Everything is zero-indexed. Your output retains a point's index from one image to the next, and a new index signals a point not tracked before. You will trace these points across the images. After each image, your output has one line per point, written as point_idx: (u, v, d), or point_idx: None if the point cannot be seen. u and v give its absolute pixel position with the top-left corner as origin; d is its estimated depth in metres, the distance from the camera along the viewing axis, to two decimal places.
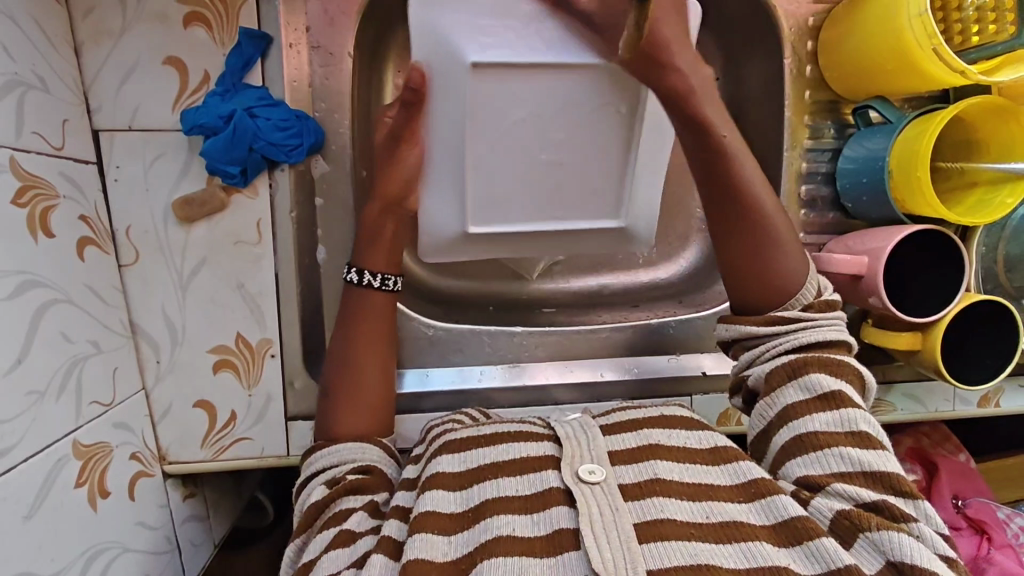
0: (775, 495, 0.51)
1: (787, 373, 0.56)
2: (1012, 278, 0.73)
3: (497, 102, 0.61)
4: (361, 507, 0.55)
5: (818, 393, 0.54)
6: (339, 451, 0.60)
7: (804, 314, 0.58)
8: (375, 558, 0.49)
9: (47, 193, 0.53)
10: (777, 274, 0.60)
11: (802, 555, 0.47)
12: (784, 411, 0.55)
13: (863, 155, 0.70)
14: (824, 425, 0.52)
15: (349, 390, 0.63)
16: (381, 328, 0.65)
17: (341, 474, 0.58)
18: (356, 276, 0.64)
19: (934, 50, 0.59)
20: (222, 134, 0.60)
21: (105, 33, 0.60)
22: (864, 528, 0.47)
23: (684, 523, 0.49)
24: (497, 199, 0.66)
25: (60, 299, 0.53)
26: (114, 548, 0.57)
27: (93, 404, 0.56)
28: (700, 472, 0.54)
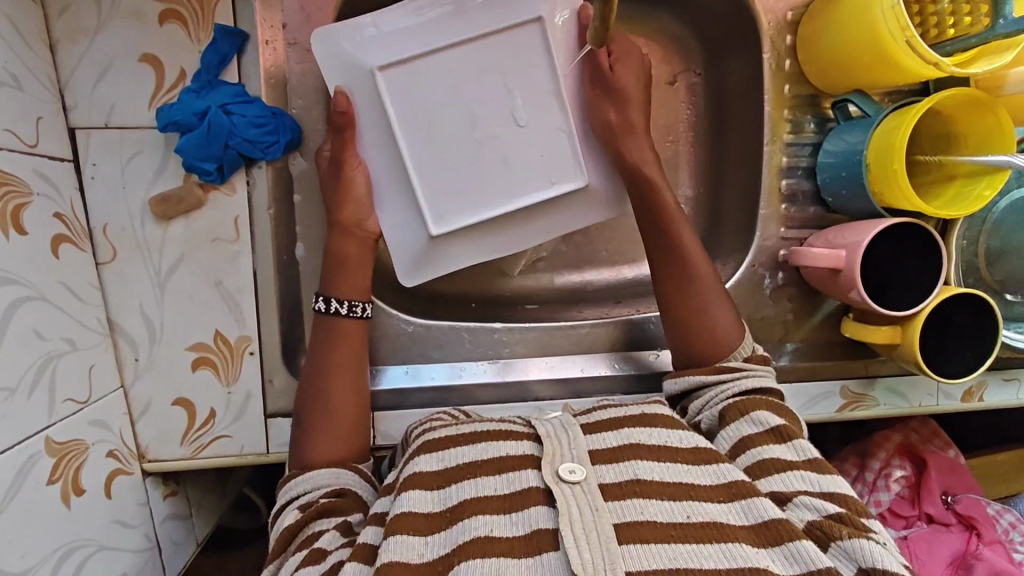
0: (756, 498, 0.51)
1: (740, 408, 0.58)
2: (993, 271, 0.73)
3: (420, 100, 0.64)
4: (332, 527, 0.55)
5: (769, 427, 0.57)
6: (313, 477, 0.59)
7: (746, 364, 0.62)
8: (348, 567, 0.49)
9: (20, 190, 0.53)
10: (714, 328, 0.64)
11: (780, 555, 0.47)
12: (739, 442, 0.57)
13: (842, 149, 0.70)
14: (780, 453, 0.55)
15: (324, 410, 0.62)
16: (351, 357, 0.64)
17: (314, 498, 0.58)
18: (323, 304, 0.64)
19: (907, 42, 0.60)
20: (197, 131, 0.61)
21: (80, 31, 0.60)
22: (835, 536, 0.48)
23: (664, 524, 0.49)
24: (455, 194, 0.66)
25: (33, 296, 0.53)
26: (89, 545, 0.57)
27: (67, 400, 0.56)
28: (680, 471, 0.54)
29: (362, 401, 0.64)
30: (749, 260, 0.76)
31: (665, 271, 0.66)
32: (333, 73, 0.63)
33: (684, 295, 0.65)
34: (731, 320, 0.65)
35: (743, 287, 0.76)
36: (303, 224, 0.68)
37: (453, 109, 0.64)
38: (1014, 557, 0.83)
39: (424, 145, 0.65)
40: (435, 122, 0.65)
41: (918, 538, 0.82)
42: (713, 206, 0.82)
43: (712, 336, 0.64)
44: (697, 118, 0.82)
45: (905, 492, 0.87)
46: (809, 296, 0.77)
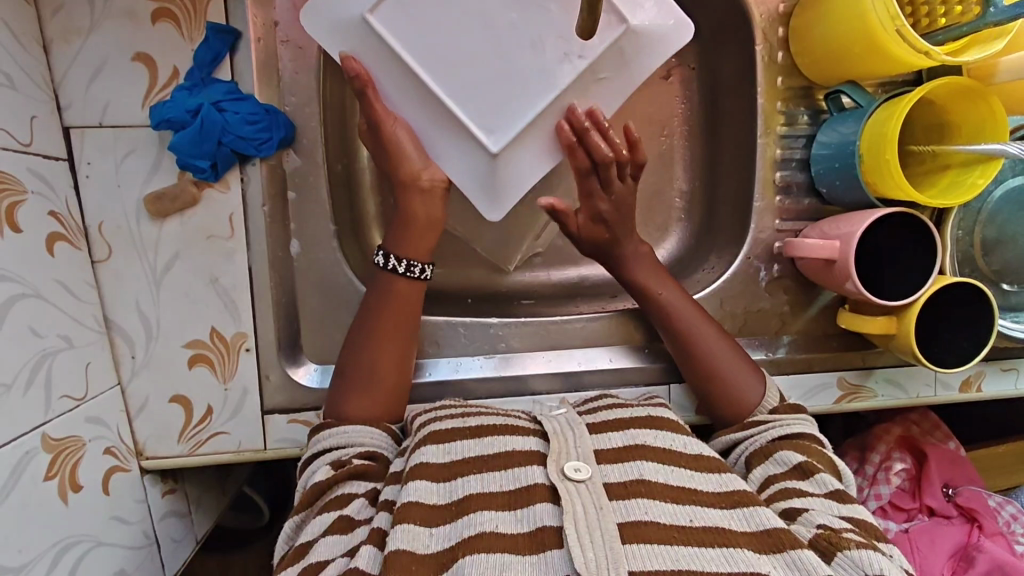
0: (756, 507, 0.51)
1: (763, 453, 0.60)
2: (989, 261, 0.73)
3: (418, 41, 0.57)
4: (362, 494, 0.56)
5: (791, 465, 0.58)
6: (347, 433, 0.60)
7: (771, 416, 0.63)
8: (365, 550, 0.50)
9: (14, 188, 0.53)
10: (735, 391, 0.66)
11: (782, 563, 0.47)
12: (764, 480, 0.58)
13: (837, 141, 0.70)
14: (798, 485, 0.56)
15: (366, 372, 0.63)
16: (401, 322, 0.64)
17: (349, 457, 0.58)
18: (382, 258, 0.64)
19: (897, 31, 0.59)
20: (190, 129, 0.61)
21: (73, 31, 0.61)
22: (842, 546, 0.48)
23: (667, 526, 0.49)
24: (508, 111, 0.58)
25: (28, 293, 0.53)
26: (87, 541, 0.57)
27: (64, 397, 0.57)
28: (684, 476, 0.54)
29: (405, 365, 0.65)
30: (744, 252, 0.76)
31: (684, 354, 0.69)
32: (334, 43, 0.58)
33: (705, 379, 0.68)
34: (749, 375, 0.67)
35: (739, 280, 0.76)
36: (298, 221, 0.69)
37: (467, 27, 0.57)
38: (1017, 549, 0.82)
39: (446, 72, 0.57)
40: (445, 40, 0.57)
41: (919, 530, 0.81)
42: (709, 199, 0.82)
43: (731, 400, 0.66)
44: (691, 112, 0.82)
45: (905, 485, 0.87)
46: (805, 288, 0.77)
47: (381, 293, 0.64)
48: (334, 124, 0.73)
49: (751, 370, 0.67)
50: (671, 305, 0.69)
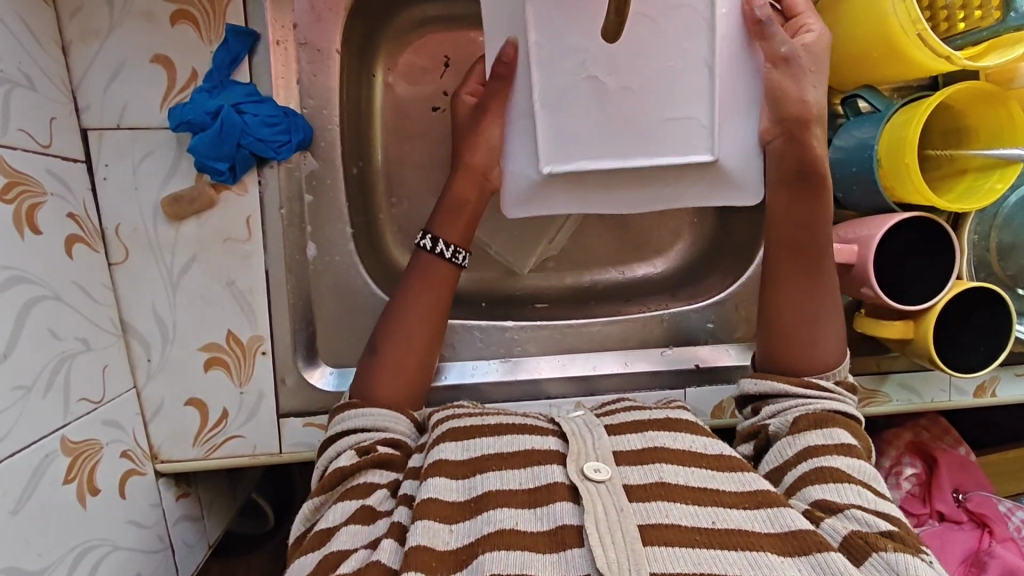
0: (782, 507, 0.50)
1: (814, 421, 0.57)
2: (1005, 266, 0.73)
3: (574, 47, 0.54)
4: (383, 484, 0.55)
5: (839, 442, 0.56)
6: (374, 416, 0.59)
7: (833, 387, 0.60)
8: (385, 543, 0.49)
9: (34, 189, 0.53)
10: (815, 341, 0.63)
11: (808, 566, 0.46)
12: (805, 449, 0.56)
13: (852, 145, 0.69)
14: (845, 468, 0.54)
15: (401, 350, 0.64)
16: (436, 301, 0.65)
17: (372, 442, 0.58)
18: (429, 243, 0.65)
19: (918, 35, 0.60)
20: (210, 131, 0.60)
21: (93, 32, 0.60)
22: (878, 546, 0.47)
23: (688, 529, 0.49)
24: (587, 139, 0.57)
25: (48, 296, 0.53)
26: (104, 545, 0.57)
27: (82, 400, 0.56)
28: (705, 477, 0.53)
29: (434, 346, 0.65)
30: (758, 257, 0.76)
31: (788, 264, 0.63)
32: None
33: (795, 310, 0.63)
34: (834, 333, 0.63)
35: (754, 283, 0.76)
36: (315, 224, 0.68)
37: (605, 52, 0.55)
38: None
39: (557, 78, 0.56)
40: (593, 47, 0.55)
41: (930, 535, 0.81)
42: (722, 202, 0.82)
43: (808, 351, 0.63)
44: None
45: (915, 490, 0.87)
46: None
47: (426, 268, 0.65)
48: (351, 127, 0.73)
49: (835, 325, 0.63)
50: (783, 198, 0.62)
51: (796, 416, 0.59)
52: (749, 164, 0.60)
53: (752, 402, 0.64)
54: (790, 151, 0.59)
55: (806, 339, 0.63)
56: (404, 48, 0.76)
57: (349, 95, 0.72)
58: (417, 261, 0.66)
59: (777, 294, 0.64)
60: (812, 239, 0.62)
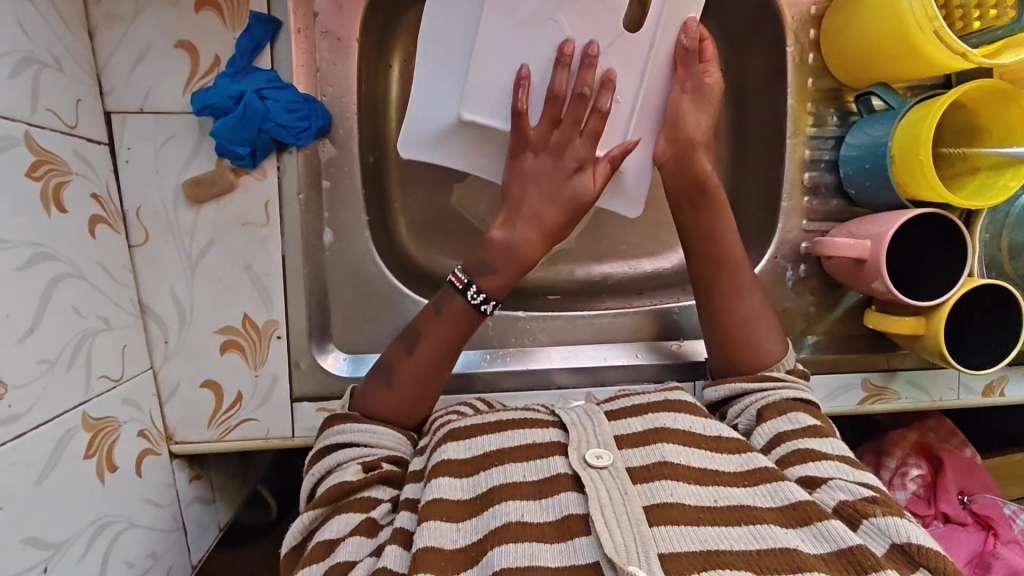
0: (781, 480, 0.51)
1: (778, 409, 0.58)
2: (1016, 265, 0.73)
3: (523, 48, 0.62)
4: (387, 499, 0.56)
5: (804, 425, 0.57)
6: (381, 436, 0.60)
7: (785, 376, 0.62)
8: (390, 549, 0.50)
9: (60, 169, 0.54)
10: (757, 343, 0.64)
11: (810, 536, 0.47)
12: (774, 436, 0.57)
13: (867, 142, 0.70)
14: (817, 445, 0.55)
15: (412, 375, 0.63)
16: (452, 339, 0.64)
17: (375, 458, 0.58)
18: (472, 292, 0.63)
19: (934, 32, 0.60)
20: (231, 115, 0.61)
21: (118, 17, 0.61)
22: (868, 514, 0.48)
23: (692, 508, 0.49)
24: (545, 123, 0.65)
25: (72, 273, 0.54)
26: (122, 521, 0.57)
27: (102, 378, 0.57)
28: (706, 458, 0.54)
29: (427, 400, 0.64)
30: (769, 253, 0.76)
31: (708, 266, 0.66)
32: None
33: (730, 308, 0.65)
34: (772, 335, 0.65)
35: (766, 279, 0.76)
36: (331, 211, 0.69)
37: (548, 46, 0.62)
38: None
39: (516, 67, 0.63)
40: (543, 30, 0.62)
41: (936, 537, 0.81)
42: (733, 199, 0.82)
43: (753, 351, 0.64)
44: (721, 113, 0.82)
45: (921, 491, 0.87)
46: (831, 289, 0.77)
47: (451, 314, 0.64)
48: (368, 116, 0.73)
49: (772, 329, 0.65)
50: (705, 177, 0.65)
51: (758, 409, 0.60)
52: (640, 180, 0.69)
53: (720, 409, 0.65)
54: (679, 171, 0.66)
55: (751, 341, 0.64)
56: None
57: (368, 85, 0.73)
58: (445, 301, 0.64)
59: (715, 298, 0.66)
60: (726, 254, 0.66)
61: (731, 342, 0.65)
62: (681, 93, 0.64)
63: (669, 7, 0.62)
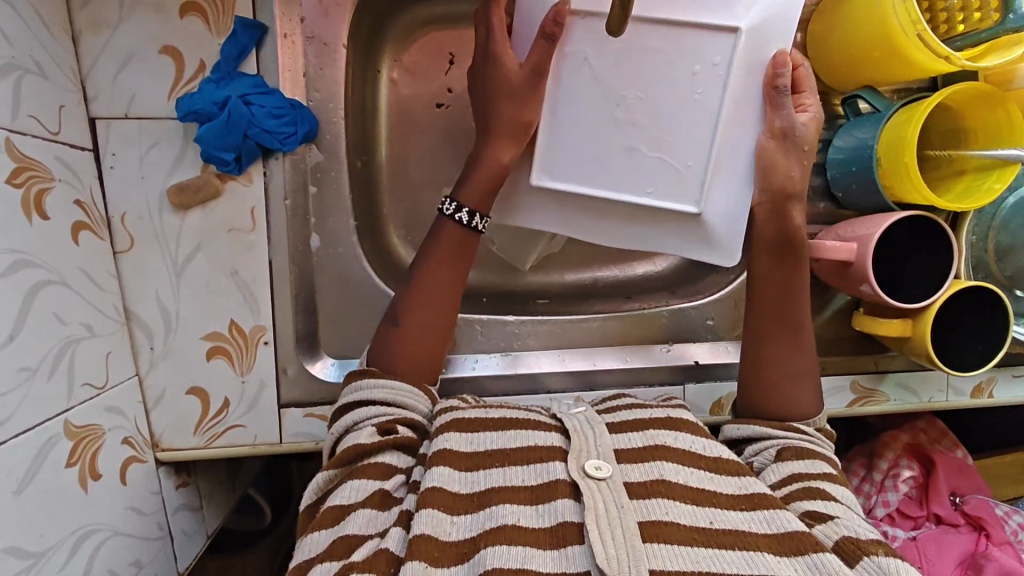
0: (779, 509, 0.51)
1: (799, 452, 0.58)
2: (1003, 267, 0.74)
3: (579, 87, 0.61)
4: (401, 469, 0.56)
5: (821, 471, 0.56)
6: (396, 392, 0.59)
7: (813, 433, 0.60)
8: (393, 530, 0.50)
9: (43, 175, 0.54)
10: (793, 398, 0.62)
11: (804, 566, 0.46)
12: (789, 475, 0.56)
13: (852, 146, 0.70)
14: (828, 488, 0.54)
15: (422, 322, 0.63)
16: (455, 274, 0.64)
17: (391, 420, 0.57)
18: (466, 216, 0.63)
19: (918, 36, 0.60)
20: (217, 121, 0.61)
21: (103, 23, 0.61)
22: (869, 551, 0.47)
23: (687, 528, 0.49)
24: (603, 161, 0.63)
25: (54, 280, 0.54)
26: (105, 530, 0.57)
27: (85, 385, 0.57)
28: (704, 478, 0.54)
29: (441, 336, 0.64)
30: None
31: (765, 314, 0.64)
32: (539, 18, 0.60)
33: (776, 356, 0.63)
34: (811, 390, 0.63)
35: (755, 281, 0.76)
36: (318, 215, 0.69)
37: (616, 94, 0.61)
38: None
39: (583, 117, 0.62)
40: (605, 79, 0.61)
41: (927, 538, 0.81)
42: None
43: (784, 405, 0.62)
44: None
45: (913, 493, 0.87)
46: (819, 292, 0.77)
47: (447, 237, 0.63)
48: (356, 121, 0.73)
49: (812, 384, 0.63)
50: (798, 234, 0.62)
51: (778, 450, 0.59)
52: (729, 223, 0.63)
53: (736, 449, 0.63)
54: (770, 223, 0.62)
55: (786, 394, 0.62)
56: (410, 43, 0.77)
57: (355, 90, 0.73)
58: (445, 232, 0.64)
59: (761, 343, 0.64)
60: (795, 311, 0.63)
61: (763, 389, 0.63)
62: (769, 138, 0.60)
63: (744, 46, 0.58)
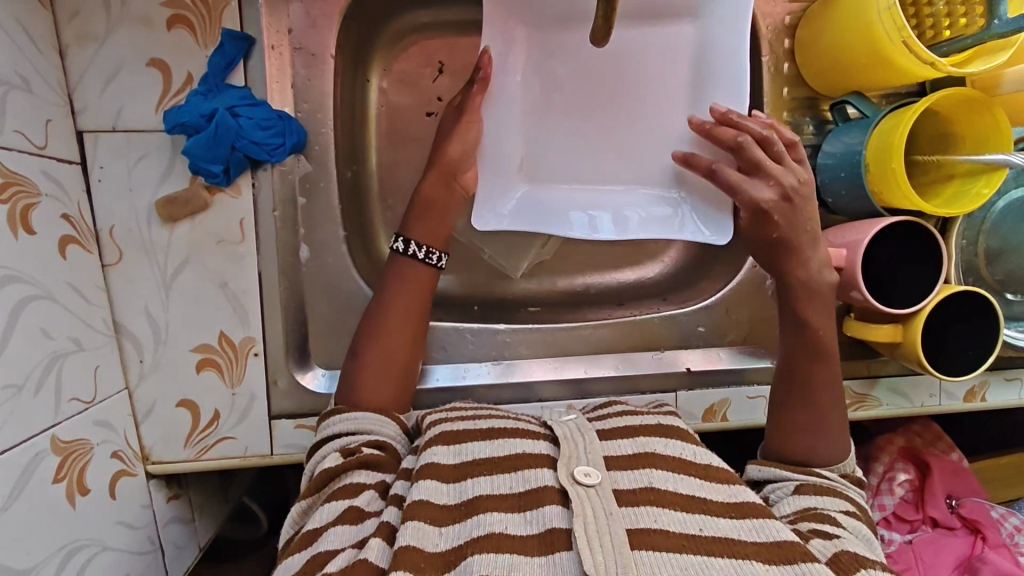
0: (768, 519, 0.51)
1: (816, 489, 0.58)
2: (994, 271, 0.74)
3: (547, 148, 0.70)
4: (371, 485, 0.56)
5: (844, 509, 0.56)
6: (358, 420, 0.60)
7: (841, 480, 0.60)
8: (373, 541, 0.49)
9: (28, 190, 0.54)
10: (813, 445, 0.62)
11: (793, 574, 0.46)
12: (805, 508, 0.56)
13: (841, 150, 0.70)
14: (829, 513, 0.55)
15: (383, 361, 0.64)
16: (412, 303, 0.66)
17: (357, 445, 0.59)
18: (401, 245, 0.67)
19: (904, 42, 0.60)
20: (203, 133, 0.61)
21: (89, 36, 0.61)
22: (865, 566, 0.48)
23: (676, 535, 0.48)
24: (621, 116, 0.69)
25: (41, 296, 0.54)
26: (93, 545, 0.57)
27: (73, 400, 0.56)
28: (694, 485, 0.53)
29: (398, 401, 0.65)
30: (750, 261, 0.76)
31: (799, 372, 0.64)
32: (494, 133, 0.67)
33: (801, 411, 0.63)
34: (831, 439, 0.62)
35: (746, 287, 0.77)
36: (308, 225, 0.69)
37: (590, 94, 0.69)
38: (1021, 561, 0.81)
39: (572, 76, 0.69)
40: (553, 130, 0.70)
41: (922, 542, 0.81)
42: None
43: (805, 452, 0.62)
44: None
45: (908, 496, 0.86)
46: None
47: (403, 274, 0.66)
48: (346, 131, 0.73)
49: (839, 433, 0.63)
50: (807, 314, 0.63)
51: (800, 485, 0.59)
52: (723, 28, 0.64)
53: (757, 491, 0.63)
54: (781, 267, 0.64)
55: (807, 443, 0.62)
56: (400, 53, 0.77)
57: (344, 99, 0.73)
58: (395, 268, 0.67)
59: (785, 401, 0.64)
60: (810, 369, 0.64)
61: (791, 430, 0.63)
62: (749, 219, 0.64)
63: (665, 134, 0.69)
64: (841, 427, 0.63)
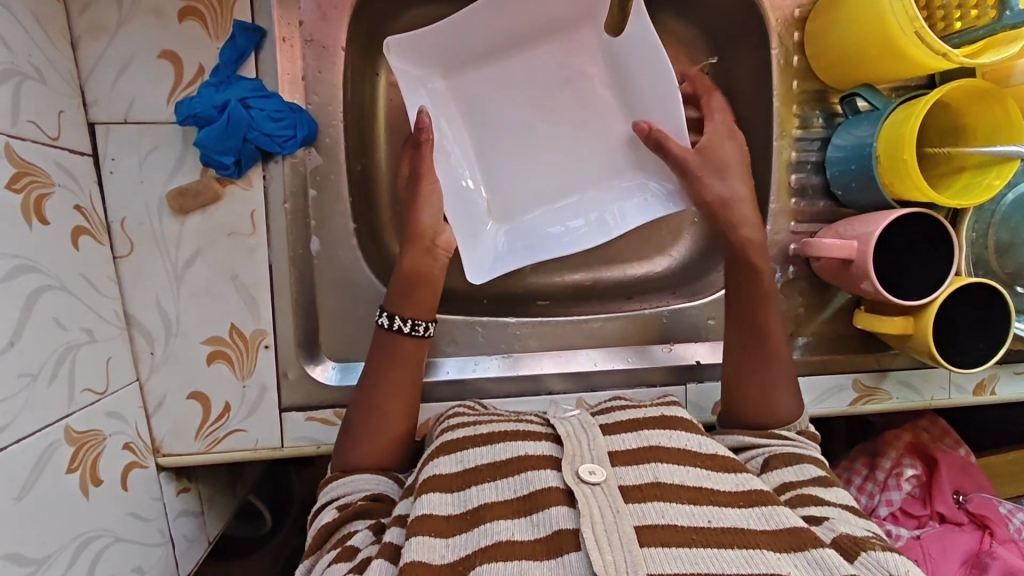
0: (775, 505, 0.51)
1: (784, 459, 0.60)
2: (1003, 263, 0.74)
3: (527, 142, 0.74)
4: (365, 527, 0.56)
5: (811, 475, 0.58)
6: (352, 481, 0.60)
7: (793, 435, 0.63)
8: (374, 564, 0.49)
9: (42, 181, 0.54)
10: (771, 411, 0.65)
11: (804, 562, 0.46)
12: (782, 483, 0.58)
13: (852, 143, 0.71)
14: (821, 492, 0.56)
15: (374, 433, 0.62)
16: (407, 379, 0.64)
17: (353, 500, 0.59)
18: (387, 321, 0.64)
19: (916, 33, 0.60)
20: (216, 124, 0.61)
21: (101, 28, 0.61)
22: (867, 547, 0.48)
23: (685, 529, 0.48)
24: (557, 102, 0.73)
25: (54, 286, 0.54)
26: (106, 536, 0.57)
27: (86, 391, 0.56)
28: (699, 476, 0.53)
29: (399, 456, 0.64)
30: None
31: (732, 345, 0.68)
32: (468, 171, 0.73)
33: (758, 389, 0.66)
34: (788, 396, 0.66)
35: None
36: (318, 218, 0.69)
37: (529, 95, 0.74)
38: None
39: (495, 81, 0.72)
40: (497, 143, 0.74)
41: (930, 537, 0.80)
42: None
43: (768, 418, 0.65)
44: None
45: (915, 491, 0.86)
46: (820, 291, 0.77)
47: (392, 351, 0.64)
48: (355, 124, 0.73)
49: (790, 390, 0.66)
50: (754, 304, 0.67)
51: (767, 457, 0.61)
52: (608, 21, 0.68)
53: None
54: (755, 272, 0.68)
55: (767, 409, 0.65)
56: None
57: (354, 92, 0.73)
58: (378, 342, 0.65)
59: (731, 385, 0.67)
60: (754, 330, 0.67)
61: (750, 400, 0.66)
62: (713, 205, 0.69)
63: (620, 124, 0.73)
64: (792, 387, 0.67)
